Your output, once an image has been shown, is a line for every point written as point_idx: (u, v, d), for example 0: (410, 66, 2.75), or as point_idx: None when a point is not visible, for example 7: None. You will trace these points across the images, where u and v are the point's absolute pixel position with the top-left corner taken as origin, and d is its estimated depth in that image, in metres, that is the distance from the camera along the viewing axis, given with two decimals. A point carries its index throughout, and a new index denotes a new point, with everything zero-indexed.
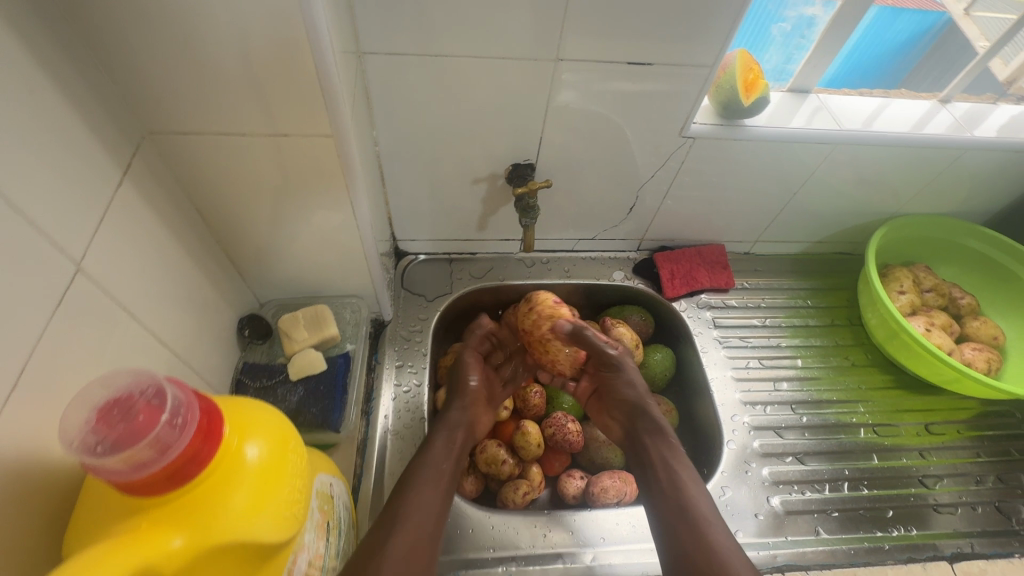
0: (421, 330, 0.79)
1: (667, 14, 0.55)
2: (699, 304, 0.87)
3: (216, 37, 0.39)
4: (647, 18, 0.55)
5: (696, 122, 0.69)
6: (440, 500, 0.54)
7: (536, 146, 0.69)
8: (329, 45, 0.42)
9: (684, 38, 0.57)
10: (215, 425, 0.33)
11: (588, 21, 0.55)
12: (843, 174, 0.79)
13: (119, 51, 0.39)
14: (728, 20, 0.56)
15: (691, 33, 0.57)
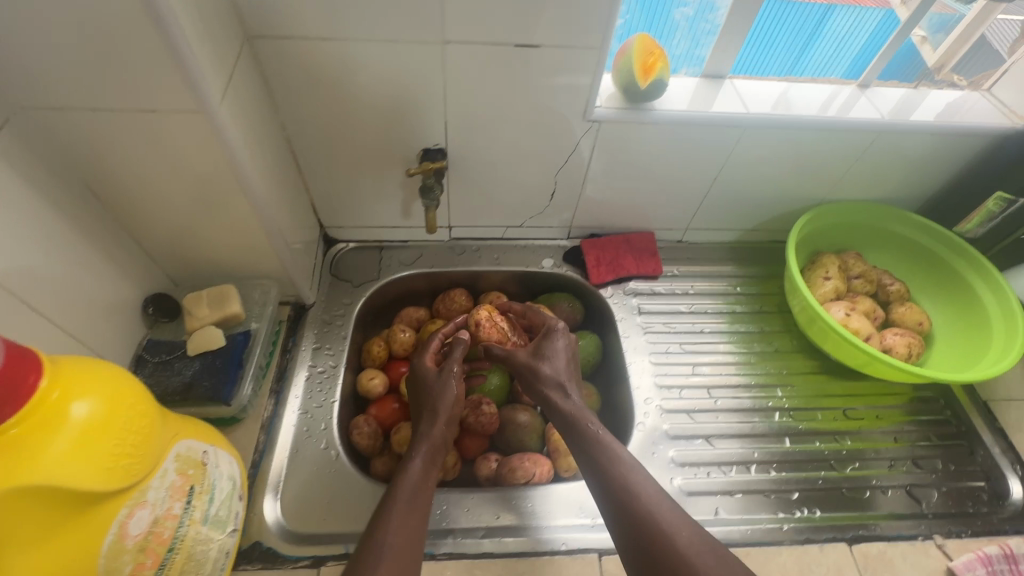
0: (343, 314, 0.81)
1: None
2: (626, 290, 0.88)
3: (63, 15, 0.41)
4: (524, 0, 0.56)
5: (600, 106, 0.70)
6: (419, 505, 0.57)
7: (442, 130, 0.70)
8: (179, 22, 0.43)
9: (566, 20, 0.58)
10: (25, 370, 0.35)
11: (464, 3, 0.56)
12: (761, 159, 0.80)
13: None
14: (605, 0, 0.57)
15: (572, 15, 0.58)
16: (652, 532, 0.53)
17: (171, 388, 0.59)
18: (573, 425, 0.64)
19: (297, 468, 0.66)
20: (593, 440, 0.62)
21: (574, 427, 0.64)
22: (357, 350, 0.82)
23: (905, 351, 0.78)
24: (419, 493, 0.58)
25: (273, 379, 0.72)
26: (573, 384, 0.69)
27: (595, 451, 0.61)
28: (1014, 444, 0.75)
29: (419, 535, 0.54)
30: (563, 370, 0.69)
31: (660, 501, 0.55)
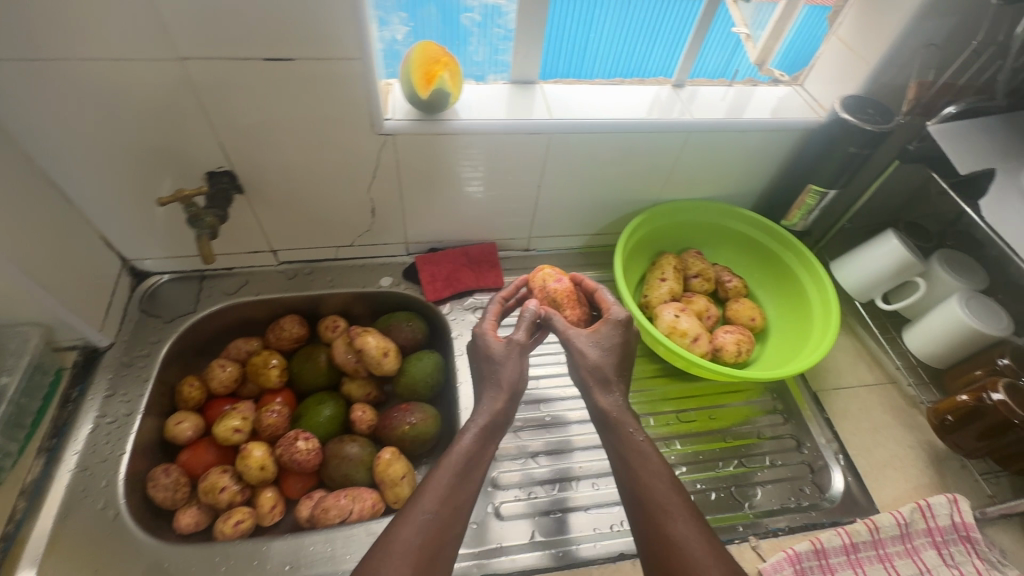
0: (147, 354, 0.74)
1: (278, 7, 0.52)
2: (465, 305, 0.85)
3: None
4: (257, 12, 0.52)
5: (391, 118, 0.66)
6: (456, 495, 0.52)
7: (221, 153, 0.65)
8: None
9: (312, 31, 0.55)
10: None
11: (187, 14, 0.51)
12: (582, 164, 0.78)
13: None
14: (347, 7, 0.54)
15: (316, 25, 0.54)
16: (677, 553, 0.50)
17: None
18: (613, 427, 0.59)
19: (65, 535, 0.59)
20: (636, 445, 0.57)
21: (614, 428, 0.59)
22: (167, 393, 0.75)
23: (736, 351, 0.77)
24: (457, 486, 0.53)
25: (46, 435, 0.65)
26: (619, 380, 0.62)
27: (632, 458, 0.57)
28: (839, 434, 0.75)
29: (450, 528, 0.51)
30: (610, 363, 0.62)
31: (678, 516, 0.52)
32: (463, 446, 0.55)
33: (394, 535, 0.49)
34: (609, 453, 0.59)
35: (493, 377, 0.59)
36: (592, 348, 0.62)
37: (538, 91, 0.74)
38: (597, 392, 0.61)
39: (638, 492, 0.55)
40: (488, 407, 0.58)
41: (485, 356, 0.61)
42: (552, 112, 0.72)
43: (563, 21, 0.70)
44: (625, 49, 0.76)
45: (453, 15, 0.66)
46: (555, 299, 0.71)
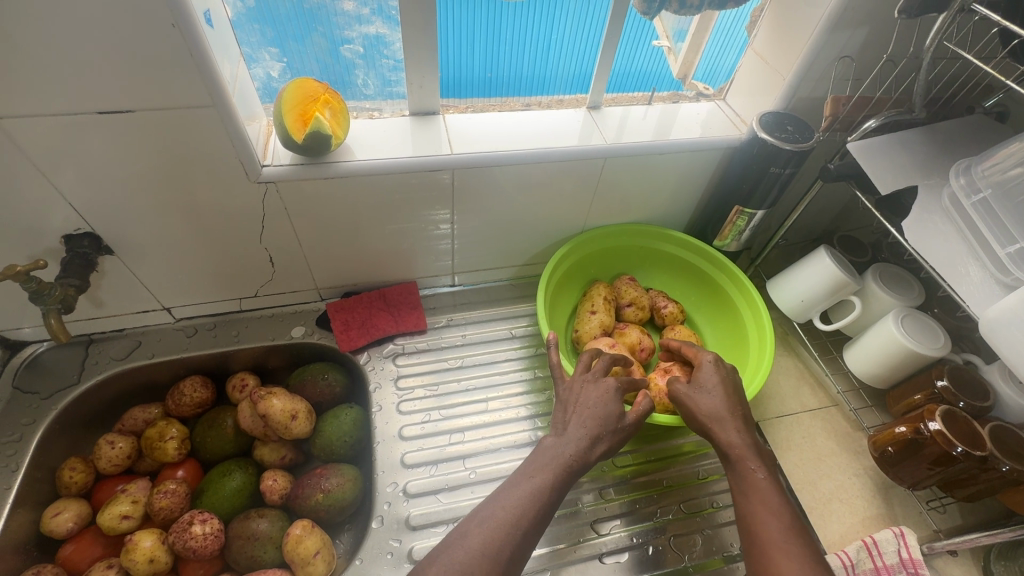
0: (18, 439, 0.66)
1: (101, 55, 0.46)
2: (384, 352, 0.79)
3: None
4: (74, 60, 0.46)
5: (268, 164, 0.60)
6: (535, 526, 0.50)
7: (75, 214, 0.58)
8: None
9: (149, 79, 0.48)
10: None
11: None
12: (496, 197, 0.73)
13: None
14: (186, 51, 0.47)
15: (151, 72, 0.48)
16: None
17: None
18: (732, 463, 0.55)
19: None
20: (754, 479, 0.53)
21: (735, 465, 0.55)
22: (45, 479, 0.67)
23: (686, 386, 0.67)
24: (541, 510, 0.51)
25: None
26: (741, 418, 0.58)
27: (750, 497, 0.53)
28: (783, 467, 0.71)
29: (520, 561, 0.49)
30: (719, 404, 0.58)
31: (793, 555, 0.47)
32: (555, 480, 0.53)
33: (469, 536, 0.48)
34: (734, 493, 0.54)
35: (598, 417, 0.58)
36: (705, 397, 0.59)
37: (441, 122, 0.69)
38: (716, 429, 0.57)
39: (752, 536, 0.50)
40: (581, 446, 0.56)
41: (600, 404, 0.59)
42: (455, 146, 0.66)
43: (462, 44, 0.65)
44: (527, 70, 0.71)
45: (330, 47, 0.60)
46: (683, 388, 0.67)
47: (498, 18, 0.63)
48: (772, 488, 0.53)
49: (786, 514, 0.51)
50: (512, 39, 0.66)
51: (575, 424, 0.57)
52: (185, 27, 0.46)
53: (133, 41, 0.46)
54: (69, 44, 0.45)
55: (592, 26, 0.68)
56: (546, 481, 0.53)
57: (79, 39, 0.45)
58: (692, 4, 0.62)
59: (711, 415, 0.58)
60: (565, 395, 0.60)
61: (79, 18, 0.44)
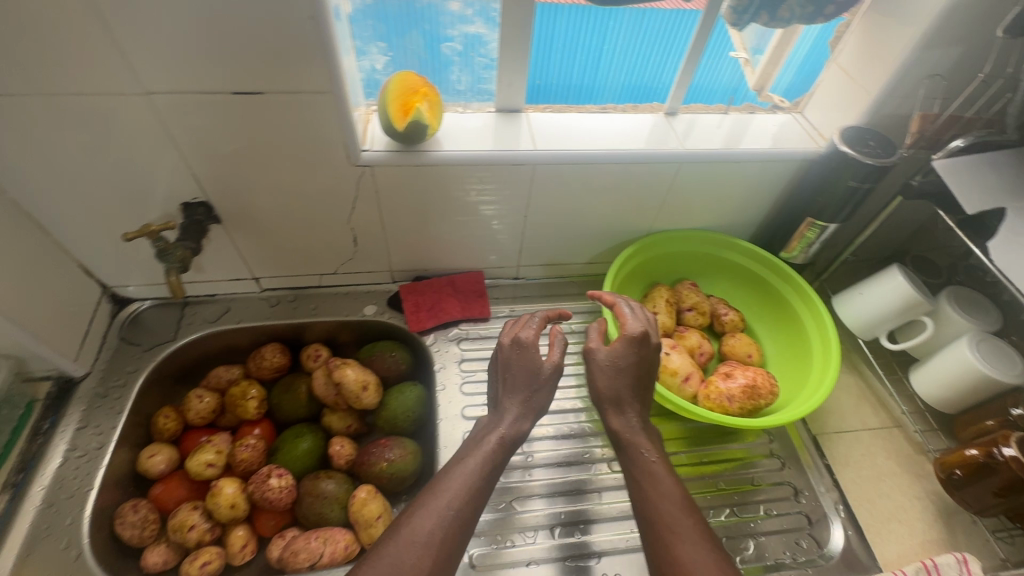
0: (123, 385, 0.73)
1: (245, 41, 0.51)
2: (449, 336, 0.82)
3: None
4: (223, 45, 0.51)
5: (368, 149, 0.65)
6: (473, 503, 0.52)
7: (195, 184, 0.64)
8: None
9: (281, 65, 0.53)
10: None
11: (157, 51, 0.50)
12: (570, 194, 0.75)
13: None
14: (317, 40, 0.52)
15: (284, 58, 0.53)
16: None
17: None
18: (627, 447, 0.58)
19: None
20: (647, 466, 0.56)
21: (628, 450, 0.58)
22: (142, 423, 0.74)
23: (747, 399, 0.68)
24: (478, 492, 0.53)
25: (13, 469, 0.63)
26: (635, 400, 0.60)
27: (644, 477, 0.55)
28: (840, 481, 0.71)
29: (466, 531, 0.51)
30: (622, 385, 0.60)
31: (689, 540, 0.49)
32: (486, 450, 0.57)
33: (415, 516, 0.50)
34: (627, 476, 0.57)
35: (528, 386, 0.61)
36: (608, 369, 0.60)
37: (524, 120, 0.72)
38: (611, 413, 0.60)
39: (650, 519, 0.52)
40: (512, 421, 0.59)
41: (530, 373, 0.61)
42: (537, 142, 0.70)
43: (554, 47, 0.68)
44: (611, 75, 0.73)
45: (433, 43, 0.64)
46: (751, 395, 0.68)
47: (591, 25, 0.66)
48: (668, 474, 0.55)
49: (688, 501, 0.53)
50: (601, 46, 0.69)
51: (511, 396, 0.61)
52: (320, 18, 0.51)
53: (272, 30, 0.51)
54: (220, 29, 0.50)
55: (677, 39, 0.70)
56: (478, 462, 0.55)
57: (230, 26, 0.50)
58: (783, 16, 0.64)
59: (607, 397, 0.60)
60: (504, 359, 0.63)
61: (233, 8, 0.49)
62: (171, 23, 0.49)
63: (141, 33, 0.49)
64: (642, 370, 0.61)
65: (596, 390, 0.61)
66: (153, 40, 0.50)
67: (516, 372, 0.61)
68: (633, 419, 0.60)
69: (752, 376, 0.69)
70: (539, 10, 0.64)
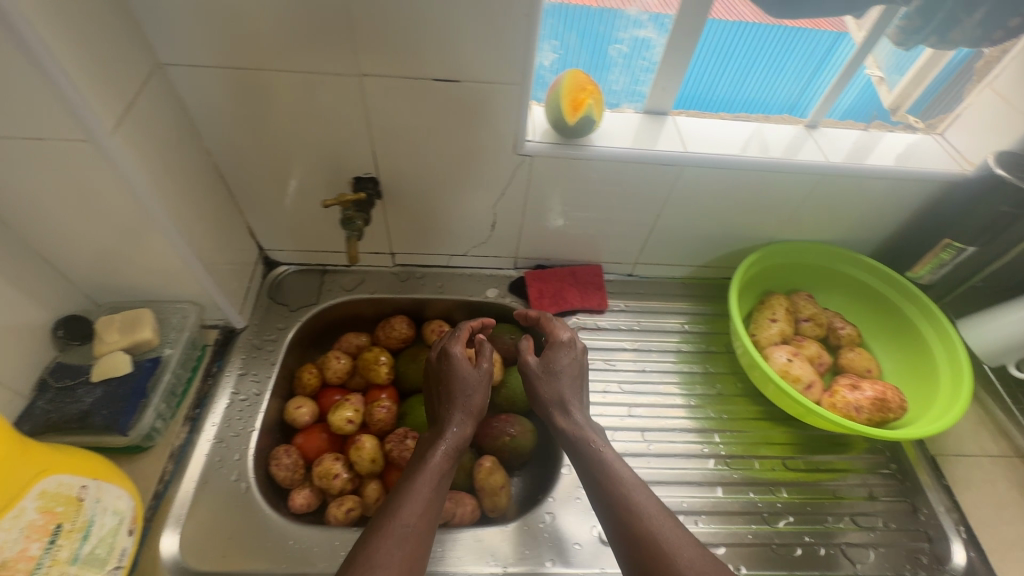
0: (275, 340, 0.79)
1: (458, 34, 0.56)
2: (568, 324, 0.86)
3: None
4: (438, 37, 0.56)
5: (531, 140, 0.69)
6: (429, 512, 0.58)
7: (371, 160, 0.70)
8: (46, 41, 0.41)
9: (484, 58, 0.58)
10: None
11: (382, 38, 0.56)
12: (705, 198, 0.78)
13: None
14: (523, 34, 0.56)
15: (487, 51, 0.57)
16: (653, 547, 0.52)
17: (68, 416, 0.57)
18: (577, 444, 0.64)
19: (204, 501, 0.64)
20: (599, 456, 0.62)
21: (579, 445, 0.63)
22: (288, 377, 0.80)
23: (875, 411, 0.70)
24: (431, 500, 0.59)
25: (190, 405, 0.70)
26: (577, 403, 0.68)
27: (601, 468, 0.60)
28: (959, 503, 0.72)
29: (428, 540, 0.56)
30: (562, 388, 0.68)
31: (659, 518, 0.54)
32: (437, 460, 0.62)
33: (398, 513, 0.56)
34: (577, 468, 0.62)
35: (462, 400, 0.69)
36: (539, 374, 0.69)
37: (671, 123, 0.75)
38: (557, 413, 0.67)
39: (611, 505, 0.57)
40: (455, 429, 0.66)
41: (463, 381, 0.69)
42: (685, 144, 0.73)
43: (707, 56, 0.72)
44: (753, 87, 0.76)
45: (602, 45, 0.68)
46: (880, 407, 0.70)
47: (745, 38, 0.70)
48: (621, 463, 0.61)
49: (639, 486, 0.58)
50: (750, 59, 0.72)
51: (450, 410, 0.68)
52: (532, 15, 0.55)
53: (484, 26, 0.55)
54: (440, 22, 0.55)
55: (835, 60, 0.73)
56: (423, 476, 0.60)
57: (449, 20, 0.54)
58: (955, 40, 0.64)
59: (552, 402, 0.68)
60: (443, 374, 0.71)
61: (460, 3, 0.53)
62: (402, 13, 0.54)
63: (374, 21, 0.54)
64: (572, 372, 0.71)
65: (536, 395, 0.69)
66: (382, 28, 0.55)
67: (452, 386, 0.69)
68: (580, 417, 0.67)
69: (881, 390, 0.71)
70: (709, 21, 0.67)
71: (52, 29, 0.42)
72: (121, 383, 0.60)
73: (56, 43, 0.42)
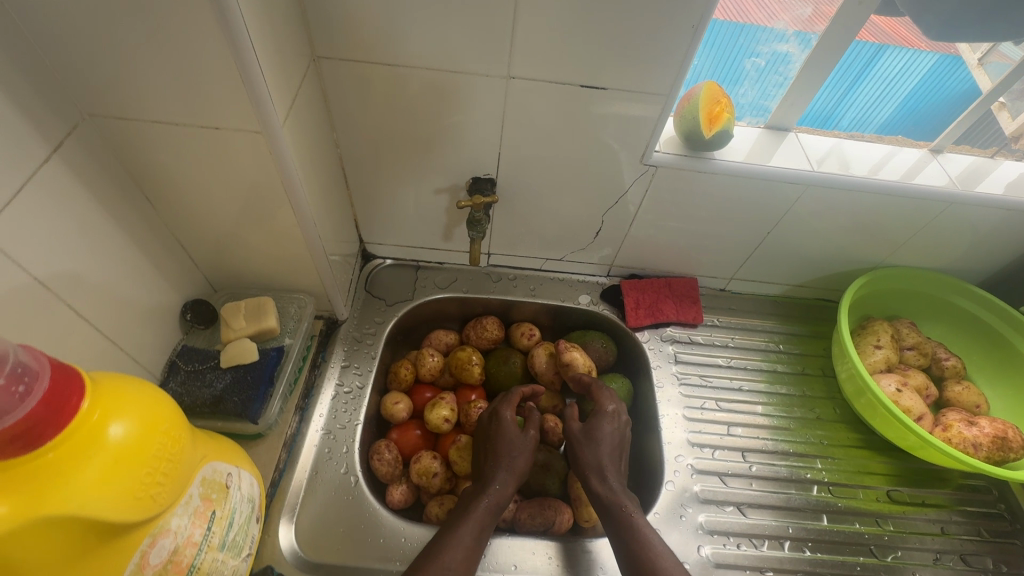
0: (374, 334, 0.79)
1: (616, 42, 0.55)
2: (662, 336, 0.85)
3: (135, 29, 0.40)
4: (596, 44, 0.55)
5: (658, 150, 0.68)
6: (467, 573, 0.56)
7: (494, 160, 0.69)
8: (249, 32, 0.42)
9: (637, 67, 0.57)
10: (76, 390, 0.35)
11: (540, 41, 0.55)
12: (820, 218, 0.76)
13: (70, 39, 0.41)
14: (685, 43, 0.55)
15: (642, 61, 0.56)
16: None
17: (201, 400, 0.58)
18: (612, 511, 0.64)
19: (317, 492, 0.65)
20: (634, 523, 0.61)
21: (613, 512, 0.63)
22: (384, 371, 0.80)
23: (996, 448, 0.68)
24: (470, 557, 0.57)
25: (299, 395, 0.70)
26: (615, 470, 0.68)
27: (635, 537, 0.60)
28: None
29: None
30: (605, 456, 0.68)
31: None
32: (478, 514, 0.61)
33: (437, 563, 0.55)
34: (611, 536, 0.62)
35: (507, 459, 0.67)
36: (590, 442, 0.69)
37: (794, 139, 0.73)
38: (593, 480, 0.67)
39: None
40: (496, 488, 0.64)
41: (507, 441, 0.69)
42: (812, 163, 0.71)
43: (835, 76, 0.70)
44: (875, 108, 0.74)
45: (740, 57, 0.67)
46: (1000, 441, 0.68)
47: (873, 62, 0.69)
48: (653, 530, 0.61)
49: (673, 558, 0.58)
50: (876, 81, 0.71)
51: (495, 468, 0.67)
52: (699, 25, 0.53)
53: (646, 37, 0.54)
54: (601, 29, 0.54)
55: (904, 75, 0.70)
56: (464, 533, 0.59)
57: (612, 28, 0.54)
58: None
59: (591, 468, 0.68)
60: (491, 432, 0.71)
61: (629, 11, 0.52)
62: (568, 18, 0.53)
63: (537, 24, 0.54)
64: (613, 443, 0.70)
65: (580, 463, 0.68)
66: (543, 31, 0.54)
67: (498, 445, 0.68)
68: (616, 486, 0.66)
69: (999, 426, 0.70)
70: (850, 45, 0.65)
71: (254, 20, 0.42)
72: (250, 370, 0.61)
73: (255, 34, 0.42)
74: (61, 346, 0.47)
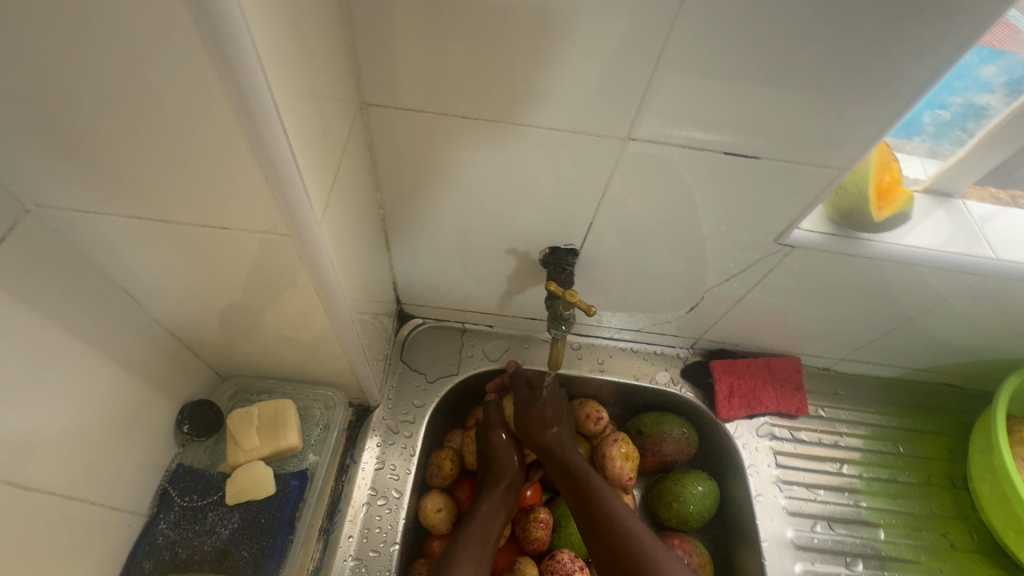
0: (413, 422, 0.65)
1: (759, 95, 0.41)
2: (758, 429, 0.70)
3: (106, 100, 0.28)
4: (730, 98, 0.42)
5: (800, 228, 0.54)
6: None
7: (582, 230, 0.55)
8: (276, 95, 0.28)
9: (781, 127, 0.43)
10: None
11: (668, 94, 0.42)
12: (981, 308, 0.60)
13: (12, 109, 0.28)
14: (862, 97, 0.41)
15: (790, 122, 0.43)
16: None
17: (201, 554, 0.45)
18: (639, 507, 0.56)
19: None
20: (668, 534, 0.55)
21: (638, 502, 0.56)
22: (421, 465, 0.65)
23: None
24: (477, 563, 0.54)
25: (325, 512, 0.57)
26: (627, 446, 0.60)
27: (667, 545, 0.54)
28: None
29: None
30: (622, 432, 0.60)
31: None
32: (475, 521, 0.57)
33: None
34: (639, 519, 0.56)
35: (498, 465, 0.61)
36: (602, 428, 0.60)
37: (962, 209, 0.57)
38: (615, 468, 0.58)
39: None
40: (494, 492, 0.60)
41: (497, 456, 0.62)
42: (990, 246, 0.55)
43: (960, 117, 0.51)
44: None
45: (920, 110, 0.51)
46: None
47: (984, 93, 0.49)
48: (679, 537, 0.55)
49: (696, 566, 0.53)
50: None
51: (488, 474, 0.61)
52: (880, 81, 0.40)
53: (799, 85, 0.40)
54: (740, 78, 0.40)
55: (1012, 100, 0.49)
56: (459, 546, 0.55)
57: (755, 77, 0.40)
58: None
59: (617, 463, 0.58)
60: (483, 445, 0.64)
61: (794, 62, 0.39)
62: (708, 64, 0.40)
63: (665, 71, 0.41)
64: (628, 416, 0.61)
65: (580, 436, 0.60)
66: (676, 81, 0.41)
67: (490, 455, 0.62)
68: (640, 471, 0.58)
69: None
70: (958, 66, 0.47)
71: (281, 77, 0.29)
72: (264, 507, 0.47)
73: (283, 96, 0.29)
74: (21, 512, 0.35)
